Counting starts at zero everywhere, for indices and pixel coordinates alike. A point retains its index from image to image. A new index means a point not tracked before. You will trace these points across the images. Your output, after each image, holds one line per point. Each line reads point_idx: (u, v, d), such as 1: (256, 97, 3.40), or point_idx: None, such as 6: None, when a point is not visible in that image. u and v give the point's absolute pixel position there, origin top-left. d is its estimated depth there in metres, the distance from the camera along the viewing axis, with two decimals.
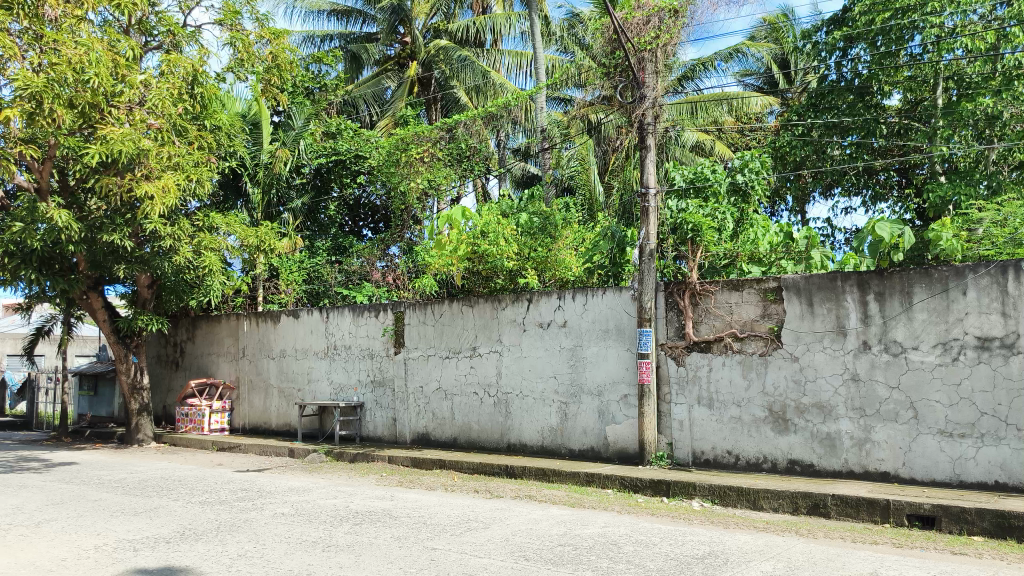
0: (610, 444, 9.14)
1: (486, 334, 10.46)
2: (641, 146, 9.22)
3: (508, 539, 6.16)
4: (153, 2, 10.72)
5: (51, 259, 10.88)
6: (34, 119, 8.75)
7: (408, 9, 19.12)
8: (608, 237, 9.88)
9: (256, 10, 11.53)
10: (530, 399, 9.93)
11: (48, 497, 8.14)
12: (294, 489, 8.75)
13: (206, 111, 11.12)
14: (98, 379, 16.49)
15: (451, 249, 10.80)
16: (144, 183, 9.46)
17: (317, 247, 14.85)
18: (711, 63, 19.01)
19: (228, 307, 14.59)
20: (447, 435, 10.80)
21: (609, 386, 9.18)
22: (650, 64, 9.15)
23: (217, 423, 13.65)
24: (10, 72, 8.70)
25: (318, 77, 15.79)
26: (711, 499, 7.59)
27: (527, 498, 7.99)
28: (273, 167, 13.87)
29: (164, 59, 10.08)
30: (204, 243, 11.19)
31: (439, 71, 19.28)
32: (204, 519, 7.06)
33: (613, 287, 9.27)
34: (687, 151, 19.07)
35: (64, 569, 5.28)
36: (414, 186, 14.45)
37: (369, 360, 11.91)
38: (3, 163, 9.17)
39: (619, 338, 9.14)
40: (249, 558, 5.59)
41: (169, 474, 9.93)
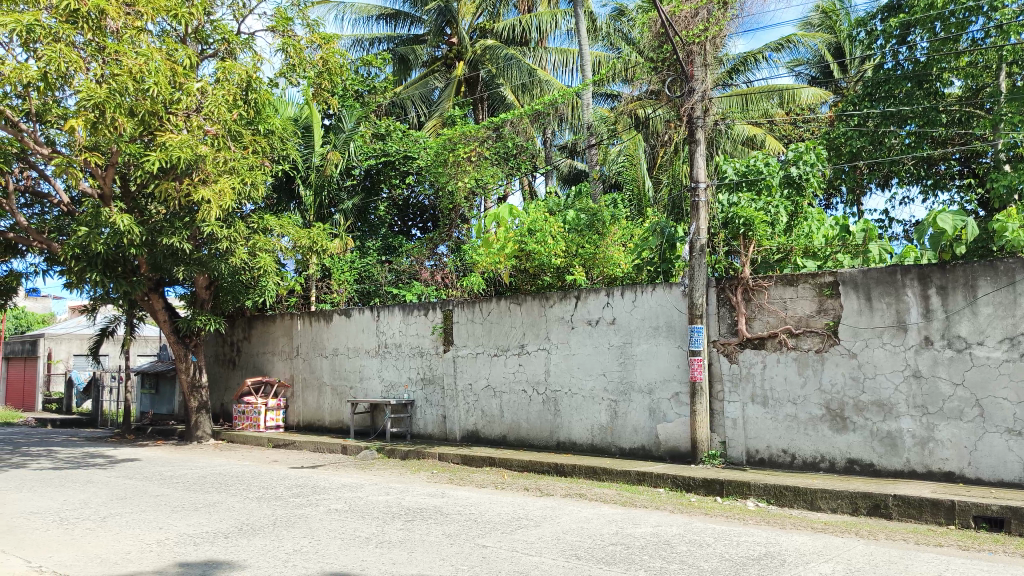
0: (661, 442, 9.04)
1: (535, 332, 10.46)
2: (690, 140, 9.09)
3: (559, 537, 6.14)
4: (208, 11, 11.00)
5: (115, 262, 11.14)
6: (97, 128, 9.02)
7: (455, 10, 19.25)
8: (658, 233, 9.73)
9: (307, 16, 11.76)
10: (579, 397, 9.89)
11: (113, 493, 8.44)
12: (348, 485, 8.88)
13: (261, 116, 11.36)
14: (160, 378, 17.03)
15: (499, 248, 10.87)
16: (201, 188, 9.76)
17: (367, 248, 15.00)
18: (762, 54, 18.64)
19: (282, 307, 14.86)
20: (496, 433, 10.84)
21: (659, 383, 9.09)
22: (699, 57, 9.02)
23: (273, 421, 13.99)
24: (76, 84, 9.01)
25: (367, 81, 16.01)
26: (766, 499, 7.45)
27: (577, 496, 7.96)
28: (325, 169, 14.15)
29: (220, 66, 10.37)
30: (259, 245, 11.51)
31: (486, 70, 19.36)
32: (261, 514, 7.22)
33: (662, 284, 9.16)
34: (738, 145, 18.83)
35: (128, 562, 5.45)
36: (461, 185, 14.44)
37: (419, 358, 12.04)
38: (69, 170, 9.52)
39: (670, 335, 9.04)
40: (304, 554, 5.69)
41: (227, 471, 10.19)
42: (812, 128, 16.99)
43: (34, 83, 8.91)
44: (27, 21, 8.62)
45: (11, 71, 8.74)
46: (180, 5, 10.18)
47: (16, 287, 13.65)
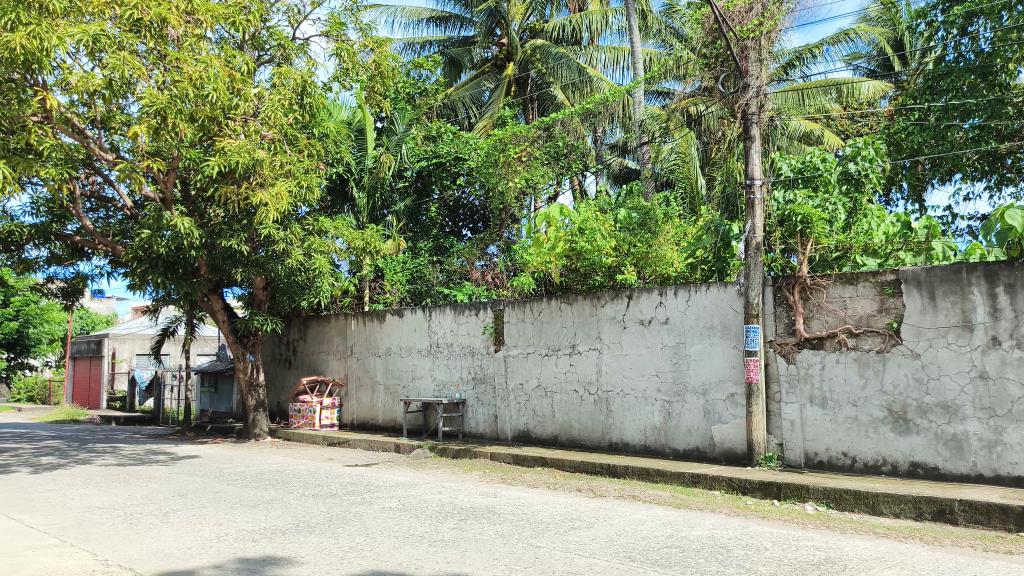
0: (716, 444, 8.90)
1: (586, 332, 10.41)
2: (744, 137, 8.93)
3: (613, 539, 6.09)
4: (264, 17, 11.22)
5: (175, 264, 11.43)
6: (159, 133, 9.27)
7: (505, 11, 19.27)
8: (711, 232, 9.59)
9: (360, 20, 11.90)
10: (632, 397, 9.79)
11: (175, 489, 8.67)
12: (401, 484, 8.96)
13: (315, 119, 11.55)
14: (219, 377, 17.49)
15: (549, 248, 10.85)
16: (258, 191, 9.99)
17: (419, 248, 15.13)
18: (818, 48, 18.23)
19: (337, 307, 15.07)
20: (548, 433, 10.80)
21: (714, 384, 8.95)
22: (753, 52, 8.87)
23: (328, 419, 14.20)
24: (139, 91, 9.28)
25: (419, 83, 16.13)
26: (826, 503, 7.26)
27: (631, 497, 7.89)
28: (378, 171, 14.32)
29: (276, 71, 10.56)
30: (314, 246, 11.71)
31: (536, 70, 19.39)
32: (317, 512, 7.33)
33: (718, 283, 9.02)
34: (794, 141, 18.57)
35: (189, 557, 5.58)
36: (511, 185, 14.48)
37: (470, 358, 12.10)
38: (133, 175, 9.79)
39: (725, 335, 8.89)
40: (359, 551, 5.75)
41: (283, 468, 10.38)
42: (870, 122, 16.55)
43: (99, 91, 9.18)
44: (93, 32, 8.83)
45: (79, 80, 9.03)
46: (238, 12, 10.42)
47: (83, 288, 14.13)
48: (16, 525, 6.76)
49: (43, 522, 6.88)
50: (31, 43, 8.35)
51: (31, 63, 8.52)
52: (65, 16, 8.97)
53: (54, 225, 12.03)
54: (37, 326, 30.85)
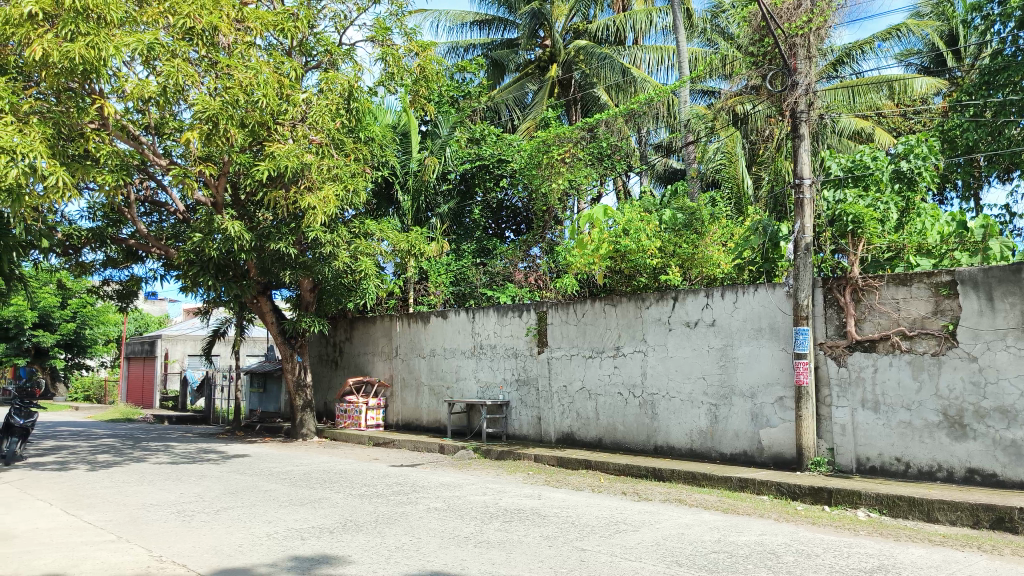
0: (764, 448, 8.75)
1: (630, 334, 10.34)
2: (793, 136, 8.79)
3: (659, 543, 6.03)
4: (312, 24, 11.40)
5: (226, 267, 11.77)
6: (212, 139, 9.51)
7: (548, 13, 19.25)
8: (760, 232, 9.44)
9: (404, 25, 12.02)
10: (678, 400, 9.70)
11: (225, 487, 8.85)
12: (446, 484, 9.01)
13: (361, 124, 11.71)
14: (268, 377, 17.84)
15: (593, 249, 10.76)
16: (307, 196, 10.18)
17: (463, 250, 15.21)
18: (869, 44, 17.83)
19: (382, 308, 15.24)
20: (592, 435, 10.76)
21: (762, 387, 8.81)
22: (802, 50, 8.71)
23: (373, 419, 14.34)
24: (191, 97, 9.53)
25: (462, 86, 16.35)
26: (878, 509, 7.09)
27: (677, 501, 7.81)
28: (422, 174, 14.43)
29: (323, 77, 10.72)
30: (360, 249, 11.86)
31: (579, 71, 19.34)
32: (364, 511, 7.41)
33: (765, 284, 8.88)
34: (844, 139, 18.12)
35: (240, 554, 5.68)
36: (555, 187, 14.47)
37: (514, 359, 12.13)
38: (186, 180, 10.00)
39: (773, 337, 8.76)
40: (406, 551, 5.79)
41: (330, 468, 10.52)
42: (924, 119, 16.14)
43: (154, 98, 9.41)
44: (148, 40, 9.06)
45: (134, 88, 9.27)
46: (287, 20, 10.64)
47: (137, 291, 14.51)
48: (76, 520, 6.97)
49: (100, 518, 7.08)
50: (90, 52, 8.55)
51: (89, 72, 8.74)
52: (122, 26, 9.22)
53: (110, 229, 12.38)
54: (93, 327, 31.74)
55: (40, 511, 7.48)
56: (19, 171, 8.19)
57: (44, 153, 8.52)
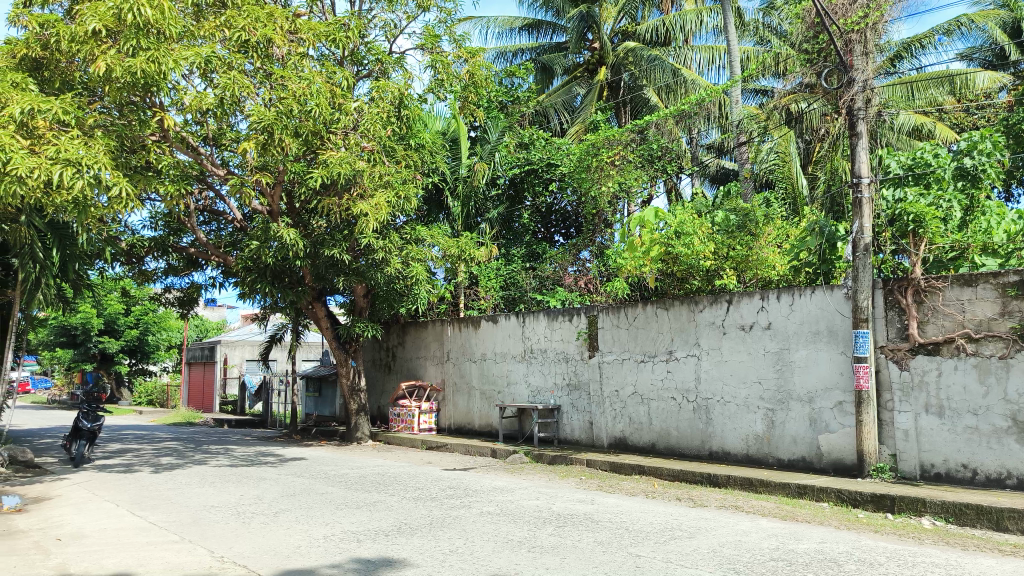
0: (823, 454, 8.54)
1: (683, 337, 10.22)
2: (850, 134, 8.57)
3: (716, 550, 5.93)
4: (363, 34, 11.59)
5: (282, 274, 12.04)
6: (267, 148, 9.73)
7: (597, 16, 19.19)
8: (816, 233, 9.24)
9: (454, 32, 12.12)
10: (733, 405, 9.54)
11: (284, 490, 9.04)
12: (499, 489, 9.03)
13: (411, 130, 11.86)
14: (323, 382, 18.20)
15: (644, 251, 10.73)
16: (359, 202, 10.36)
17: (512, 255, 15.32)
18: (928, 38, 17.32)
19: (433, 313, 15.40)
20: (645, 441, 10.65)
21: (821, 392, 8.61)
22: (859, 46, 8.47)
23: (426, 423, 14.47)
24: (247, 108, 9.74)
25: (511, 91, 16.52)
26: (944, 517, 6.84)
27: (733, 508, 7.68)
28: (472, 180, 14.53)
29: (374, 85, 10.85)
30: (412, 255, 11.98)
31: (628, 73, 19.27)
32: (419, 514, 7.48)
33: (823, 286, 8.68)
34: (903, 136, 17.62)
35: (299, 556, 5.79)
36: (605, 190, 14.36)
37: (564, 364, 12.12)
38: (243, 190, 10.24)
39: (832, 341, 8.55)
40: (460, 554, 5.83)
41: (385, 471, 10.65)
42: (988, 114, 15.60)
43: (211, 109, 9.66)
44: (205, 54, 9.32)
45: (193, 100, 9.53)
46: (338, 30, 10.84)
47: (197, 298, 14.91)
48: (142, 521, 7.20)
49: (165, 520, 7.30)
50: (151, 66, 8.79)
51: (150, 86, 9.01)
52: (180, 40, 9.48)
53: (171, 237, 12.75)
54: (155, 333, 32.77)
55: (108, 512, 7.75)
56: (84, 183, 8.46)
57: (108, 164, 8.77)
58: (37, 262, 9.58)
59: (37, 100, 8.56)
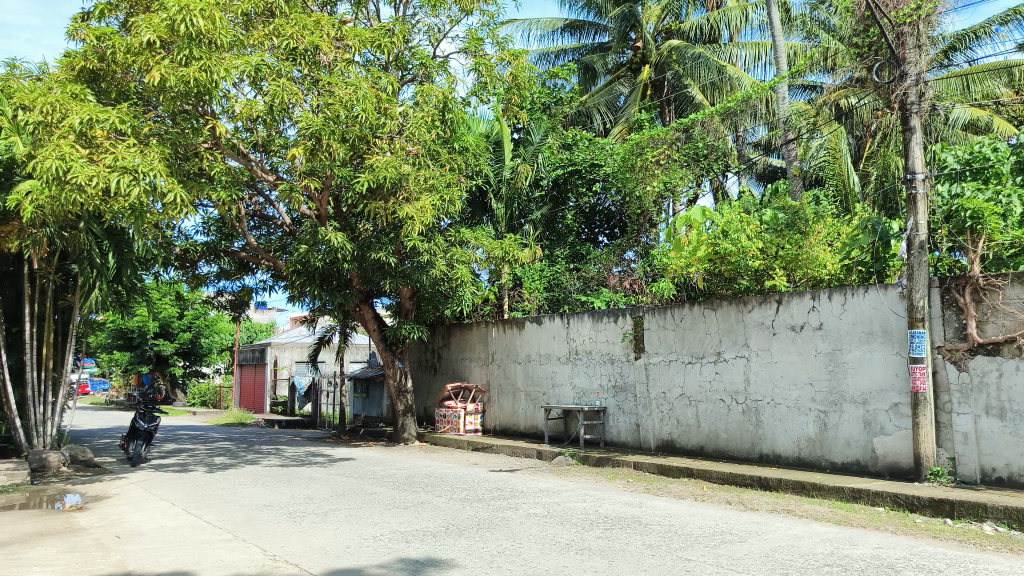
0: (878, 457, 8.34)
1: (732, 338, 10.08)
2: (903, 129, 8.35)
3: (768, 555, 5.83)
4: (407, 39, 11.70)
5: (331, 276, 12.24)
6: (315, 153, 9.92)
7: (639, 14, 19.07)
8: (869, 230, 9.00)
9: (497, 35, 12.17)
10: (784, 407, 9.38)
11: (333, 490, 9.17)
12: (545, 490, 9.02)
13: (456, 134, 11.92)
14: (371, 383, 18.44)
15: (691, 251, 10.60)
16: (405, 206, 10.51)
17: (556, 256, 15.36)
18: (985, 28, 16.81)
19: (478, 315, 15.49)
20: (693, 443, 10.53)
21: (875, 394, 8.41)
22: (911, 38, 8.24)
23: (472, 424, 14.54)
24: (296, 115, 9.91)
25: (554, 92, 16.61)
26: (1007, 523, 6.61)
27: (785, 512, 7.55)
28: (516, 182, 14.55)
29: (419, 89, 10.92)
30: (456, 257, 12.07)
31: (672, 71, 19.10)
32: (466, 515, 7.51)
33: (876, 285, 8.47)
34: (959, 130, 17.15)
35: (349, 556, 5.86)
36: (650, 189, 14.21)
37: (610, 365, 12.06)
38: (292, 195, 10.45)
39: (887, 341, 8.34)
40: (508, 556, 5.84)
41: (432, 472, 10.73)
42: None
43: (261, 116, 9.84)
44: (255, 62, 9.52)
45: (243, 108, 9.76)
46: (383, 35, 10.94)
47: (248, 301, 15.21)
48: (197, 520, 7.37)
49: (219, 519, 7.46)
50: (203, 75, 9.01)
51: (203, 94, 9.23)
52: (231, 49, 9.68)
53: (223, 242, 13.03)
54: (207, 336, 33.53)
55: (164, 510, 7.96)
56: (140, 189, 8.70)
57: (163, 172, 8.96)
58: (94, 267, 9.99)
59: (95, 110, 8.84)
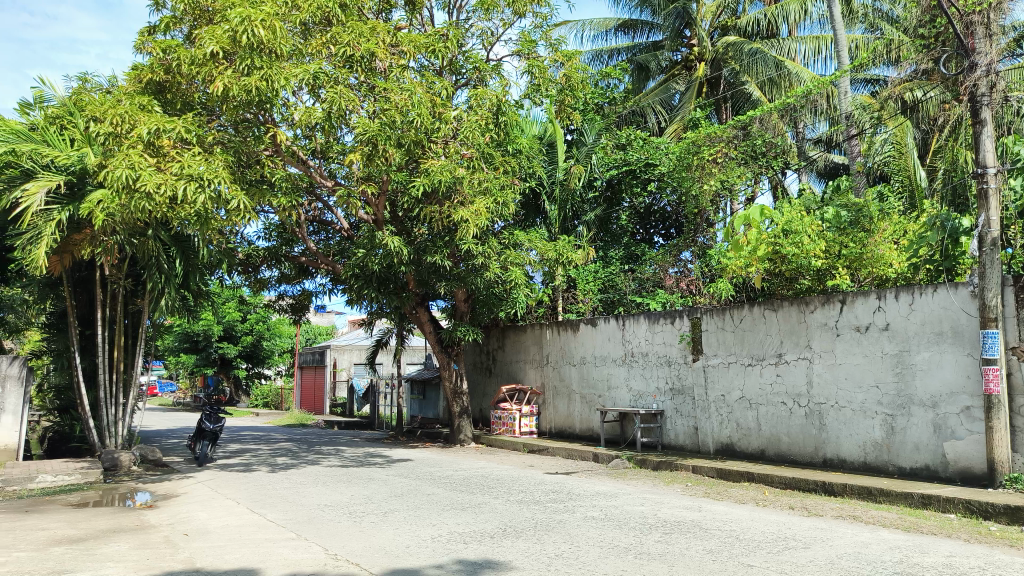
0: (949, 462, 8.03)
1: (793, 340, 9.86)
2: (973, 121, 8.04)
3: (834, 562, 5.68)
4: (461, 43, 11.79)
5: (388, 280, 12.44)
6: (372, 159, 10.10)
7: (693, 12, 18.89)
8: (938, 227, 8.70)
9: (550, 36, 12.16)
10: (849, 410, 9.13)
11: (393, 490, 9.29)
12: (603, 493, 8.97)
13: (509, 137, 11.96)
14: (427, 385, 18.69)
15: (750, 250, 10.36)
16: (460, 210, 10.60)
17: (611, 257, 15.30)
18: None
19: (533, 317, 15.53)
20: (753, 447, 10.34)
21: (945, 397, 8.11)
22: (981, 27, 7.90)
23: (527, 427, 14.43)
24: (353, 121, 10.11)
25: (607, 92, 16.56)
26: None
27: (851, 518, 7.34)
28: (569, 183, 14.55)
29: (473, 94, 10.95)
30: (510, 259, 12.11)
31: (729, 68, 18.82)
32: (523, 517, 7.52)
33: (946, 284, 8.17)
34: None
35: (408, 556, 5.92)
36: (707, 188, 13.97)
37: (667, 368, 11.92)
38: (350, 200, 10.66)
39: (957, 342, 8.03)
40: (566, 559, 5.82)
41: (488, 473, 10.78)
42: None
43: (320, 123, 10.03)
44: (313, 70, 9.73)
45: (302, 115, 9.95)
46: (437, 41, 11.02)
47: (308, 304, 15.53)
48: (260, 518, 7.56)
49: (282, 518, 7.63)
50: (263, 85, 9.28)
51: (263, 102, 9.50)
52: (290, 58, 9.91)
53: (284, 247, 13.37)
54: (269, 338, 34.35)
55: (230, 509, 8.18)
56: (206, 197, 8.95)
57: (227, 179, 9.17)
58: (163, 272, 10.37)
59: (162, 121, 9.16)
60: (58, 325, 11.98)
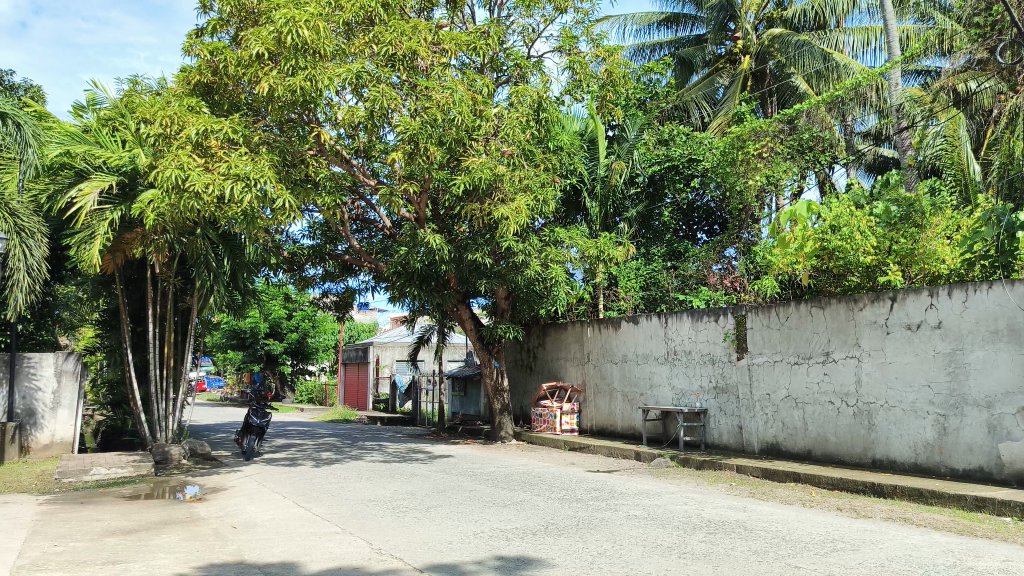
0: (1005, 464, 7.78)
1: (841, 338, 9.66)
2: None
3: (884, 565, 5.55)
4: (502, 40, 11.80)
5: (429, 278, 12.51)
6: (413, 157, 10.18)
7: (738, 5, 18.63)
8: (993, 222, 8.40)
9: (591, 32, 12.10)
10: (899, 410, 8.92)
11: (435, 486, 9.34)
12: (645, 492, 8.90)
13: (550, 133, 11.95)
14: (468, 381, 18.82)
15: (796, 248, 10.22)
16: (500, 207, 10.62)
17: (652, 254, 15.18)
18: None
19: (573, 315, 15.44)
20: (800, 447, 10.16)
21: (1001, 397, 7.86)
22: None
23: (568, 424, 14.57)
24: (395, 120, 10.18)
25: (650, 87, 16.42)
26: None
27: (902, 520, 7.16)
28: (610, 179, 14.45)
29: (514, 90, 10.93)
30: (550, 257, 12.11)
31: (774, 61, 18.52)
32: (565, 515, 7.50)
33: (1001, 281, 7.91)
34: None
35: (451, 551, 5.95)
36: (752, 183, 13.75)
37: (711, 366, 11.77)
38: (392, 199, 10.74)
39: (1013, 340, 7.78)
40: (609, 558, 5.79)
41: (529, 471, 10.78)
42: None
43: (363, 122, 10.16)
44: (357, 69, 9.81)
45: (346, 114, 10.08)
46: (479, 38, 11.04)
47: (352, 301, 15.71)
48: (305, 512, 7.67)
49: (327, 512, 7.73)
50: (307, 85, 9.40)
51: (307, 102, 9.64)
52: (334, 58, 10.01)
53: (327, 245, 13.57)
54: (314, 335, 34.83)
55: (276, 503, 8.31)
56: (252, 196, 9.09)
57: (272, 178, 9.29)
58: (211, 270, 10.55)
59: (209, 122, 9.33)
60: (111, 322, 12.33)
